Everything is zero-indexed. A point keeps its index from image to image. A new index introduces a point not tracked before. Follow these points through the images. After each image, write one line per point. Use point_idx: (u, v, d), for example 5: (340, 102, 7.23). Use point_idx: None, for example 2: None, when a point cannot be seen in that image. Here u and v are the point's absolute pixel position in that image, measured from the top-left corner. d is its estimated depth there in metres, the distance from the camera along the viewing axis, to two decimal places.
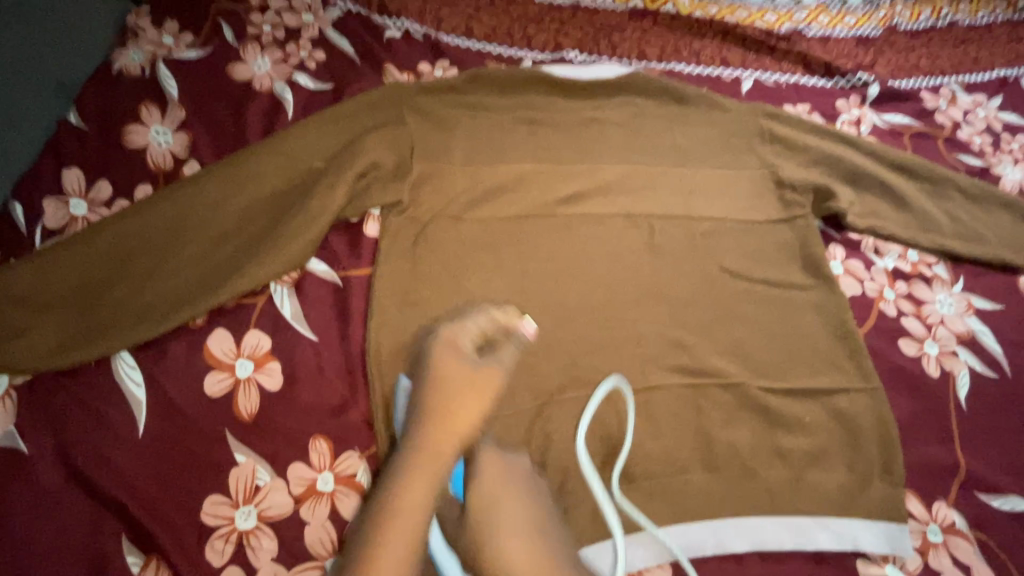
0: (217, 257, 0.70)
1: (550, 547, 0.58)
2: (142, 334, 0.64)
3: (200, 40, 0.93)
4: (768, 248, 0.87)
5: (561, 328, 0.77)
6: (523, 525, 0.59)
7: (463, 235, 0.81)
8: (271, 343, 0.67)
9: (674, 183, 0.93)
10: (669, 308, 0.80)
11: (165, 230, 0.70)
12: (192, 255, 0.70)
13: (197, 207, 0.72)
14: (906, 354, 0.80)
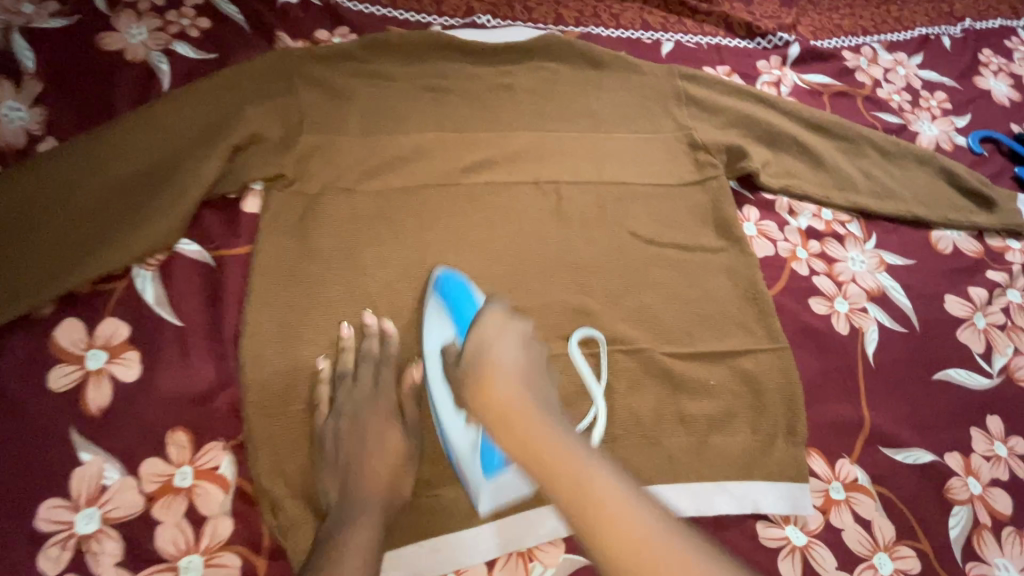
0: (67, 238, 0.64)
1: (599, 499, 0.44)
2: None
3: (66, 8, 0.84)
4: (680, 212, 0.85)
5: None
6: (572, 480, 0.46)
7: (355, 208, 0.76)
8: (129, 331, 0.62)
9: (586, 149, 0.89)
10: (576, 277, 0.77)
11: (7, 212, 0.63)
12: (39, 238, 0.63)
13: (48, 184, 0.66)
14: (816, 313, 0.78)
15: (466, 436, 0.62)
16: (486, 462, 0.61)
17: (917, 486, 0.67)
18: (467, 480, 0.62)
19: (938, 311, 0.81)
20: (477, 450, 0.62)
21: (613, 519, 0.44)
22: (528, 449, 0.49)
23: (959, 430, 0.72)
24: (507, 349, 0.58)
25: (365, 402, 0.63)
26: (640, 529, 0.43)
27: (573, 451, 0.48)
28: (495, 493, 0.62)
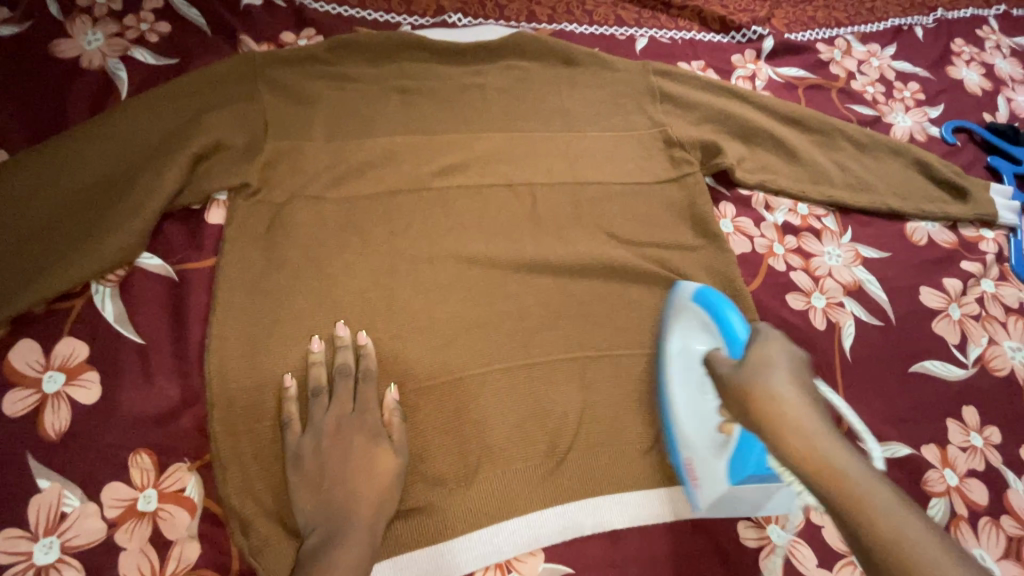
0: (20, 256, 0.61)
1: (827, 461, 0.49)
2: None
3: (17, 14, 0.81)
4: (656, 210, 0.84)
5: (432, 307, 0.70)
6: (796, 445, 0.51)
7: (324, 215, 0.74)
8: (89, 350, 0.60)
9: (560, 149, 0.88)
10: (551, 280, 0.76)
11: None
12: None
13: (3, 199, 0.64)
14: (793, 309, 0.78)
15: (711, 441, 0.67)
16: (732, 466, 0.66)
17: (894, 480, 0.67)
18: (699, 481, 0.65)
19: (913, 303, 0.82)
20: (726, 455, 0.66)
21: (836, 469, 0.48)
22: (765, 410, 0.54)
23: (935, 422, 0.72)
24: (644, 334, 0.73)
25: (331, 414, 0.61)
26: (868, 484, 0.47)
27: (795, 414, 0.53)
28: (733, 499, 0.66)
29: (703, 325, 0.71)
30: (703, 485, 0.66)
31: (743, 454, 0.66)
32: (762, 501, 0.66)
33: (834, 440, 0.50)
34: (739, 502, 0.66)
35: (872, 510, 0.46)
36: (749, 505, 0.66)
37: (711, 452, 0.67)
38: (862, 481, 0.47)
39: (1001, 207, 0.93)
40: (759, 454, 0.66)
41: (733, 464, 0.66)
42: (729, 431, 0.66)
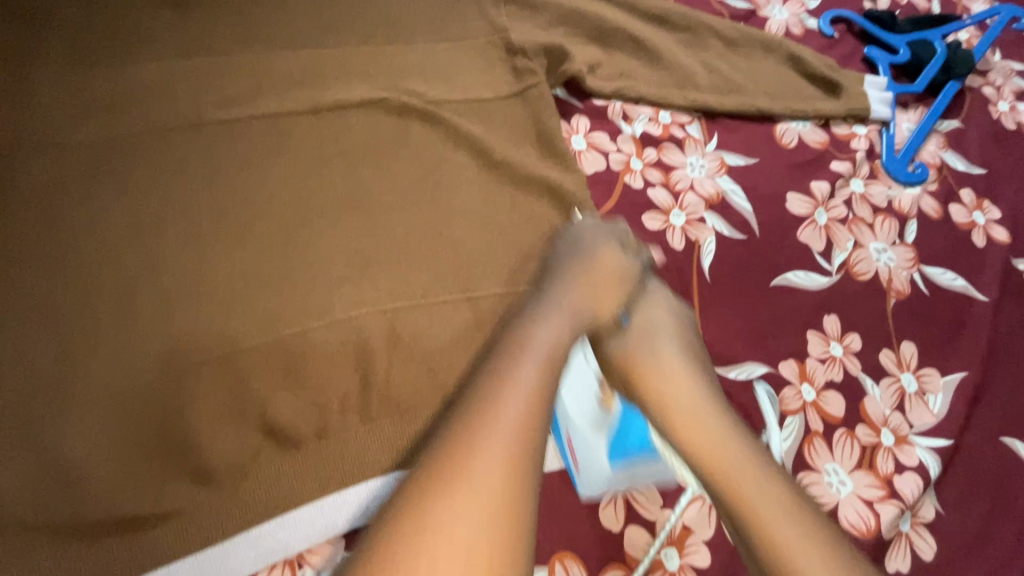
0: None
1: (683, 408, 0.53)
2: None
3: None
4: (496, 129, 0.72)
5: (209, 266, 0.57)
6: (663, 393, 0.54)
7: (60, 167, 0.59)
8: None
9: (383, 66, 0.74)
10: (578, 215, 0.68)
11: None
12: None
13: None
14: (649, 230, 0.70)
15: (592, 416, 0.57)
16: (610, 447, 0.55)
17: (747, 401, 0.63)
18: (582, 463, 0.56)
19: (778, 211, 0.75)
20: (607, 433, 0.56)
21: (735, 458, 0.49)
22: (684, 412, 0.52)
23: (792, 336, 0.68)
24: (661, 317, 0.61)
25: (66, 417, 0.48)
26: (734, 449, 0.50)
27: (683, 391, 0.54)
28: (619, 478, 0.56)
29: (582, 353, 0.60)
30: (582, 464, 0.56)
31: (625, 430, 0.56)
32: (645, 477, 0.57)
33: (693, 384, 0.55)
34: (620, 483, 0.56)
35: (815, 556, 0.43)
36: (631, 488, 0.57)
37: (591, 430, 0.56)
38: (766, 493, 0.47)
39: (874, 101, 0.87)
40: (637, 445, 0.55)
41: (616, 446, 0.55)
42: (611, 406, 0.57)
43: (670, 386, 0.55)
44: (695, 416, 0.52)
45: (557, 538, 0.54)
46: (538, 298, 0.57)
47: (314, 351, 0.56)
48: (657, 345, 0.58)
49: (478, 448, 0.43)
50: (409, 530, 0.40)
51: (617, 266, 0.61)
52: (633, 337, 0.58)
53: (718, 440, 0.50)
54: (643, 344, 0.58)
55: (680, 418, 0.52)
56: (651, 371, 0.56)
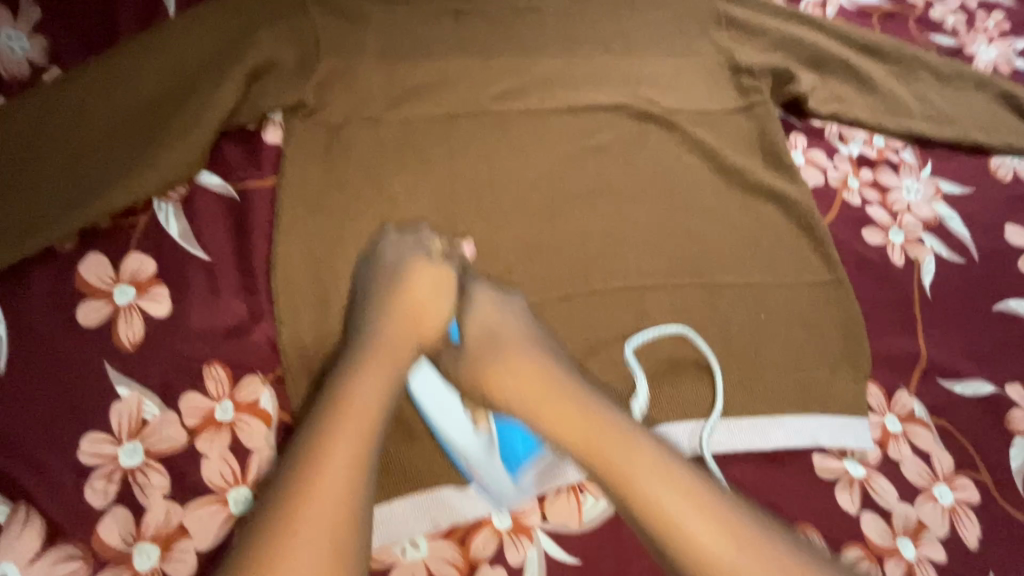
0: (92, 175, 0.61)
1: (590, 430, 0.50)
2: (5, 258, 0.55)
3: None
4: (724, 140, 0.79)
5: (497, 234, 0.68)
6: (561, 416, 0.52)
7: (380, 139, 0.71)
8: (156, 266, 0.58)
9: (621, 76, 0.83)
10: (390, 227, 0.65)
11: (19, 151, 0.61)
12: (46, 178, 0.60)
13: (62, 121, 0.63)
14: (870, 244, 0.74)
15: (475, 444, 0.57)
16: (505, 459, 0.57)
17: (973, 416, 0.65)
18: (486, 481, 0.56)
19: (997, 240, 0.77)
20: (495, 451, 0.57)
21: (644, 475, 0.47)
22: (574, 437, 0.51)
23: (1016, 361, 0.69)
24: (513, 333, 0.58)
25: None
26: (632, 453, 0.49)
27: (577, 415, 0.52)
28: (524, 487, 0.56)
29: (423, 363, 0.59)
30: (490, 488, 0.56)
31: (511, 442, 0.57)
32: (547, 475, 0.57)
33: (577, 395, 0.53)
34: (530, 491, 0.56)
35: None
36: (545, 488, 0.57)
37: (482, 453, 0.57)
38: (686, 497, 0.47)
39: None
40: (523, 442, 0.57)
41: (506, 457, 0.57)
42: (486, 425, 0.58)
43: (558, 411, 0.52)
44: (598, 434, 0.50)
45: (799, 512, 0.58)
46: (364, 332, 0.56)
47: (580, 315, 0.65)
48: (534, 374, 0.55)
49: (321, 487, 0.44)
50: (281, 534, 0.42)
51: (436, 273, 0.61)
52: (473, 354, 0.58)
53: (632, 457, 0.48)
54: (497, 371, 0.56)
55: (573, 437, 0.51)
56: (541, 392, 0.54)
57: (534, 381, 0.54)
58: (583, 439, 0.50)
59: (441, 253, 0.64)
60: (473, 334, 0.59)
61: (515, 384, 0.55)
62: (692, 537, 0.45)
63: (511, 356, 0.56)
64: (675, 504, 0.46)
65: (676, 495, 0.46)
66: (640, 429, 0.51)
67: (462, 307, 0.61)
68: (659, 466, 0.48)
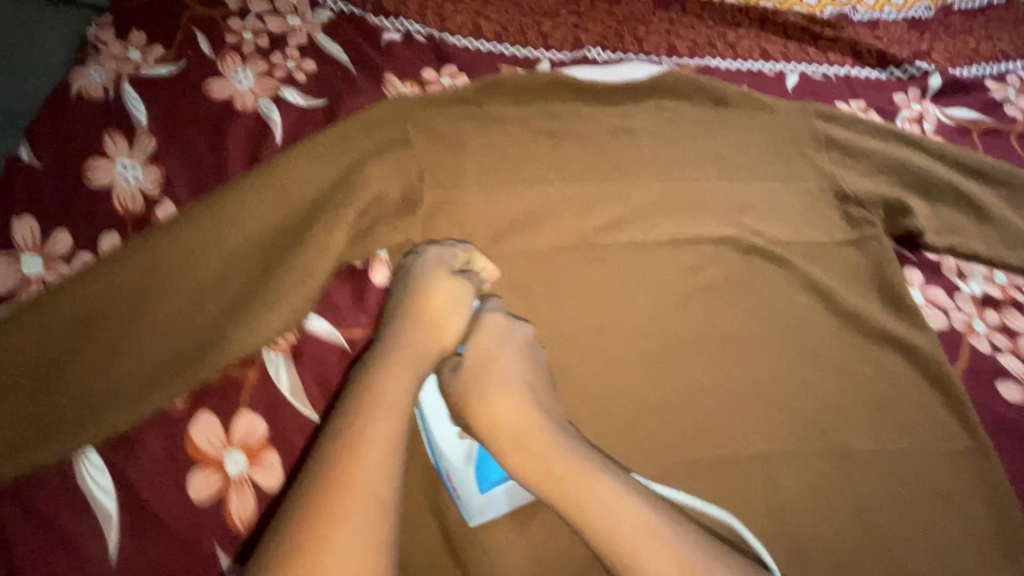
0: (211, 323, 0.60)
1: (564, 475, 0.55)
2: (126, 418, 0.54)
3: (172, 53, 0.82)
4: (838, 274, 0.76)
5: (604, 381, 0.65)
6: (540, 470, 0.56)
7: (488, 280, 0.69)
8: (267, 429, 0.57)
9: (723, 202, 0.81)
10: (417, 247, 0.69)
11: (138, 296, 0.60)
12: (167, 329, 0.59)
13: (173, 262, 0.62)
14: (1008, 401, 0.69)
15: (458, 451, 0.64)
16: (478, 472, 0.63)
17: None
18: (458, 490, 0.63)
19: None
20: (472, 464, 0.63)
21: (634, 532, 0.51)
22: (551, 484, 0.55)
23: None
24: (512, 369, 0.61)
25: None
26: (606, 488, 0.54)
27: (560, 470, 0.55)
28: (494, 500, 0.63)
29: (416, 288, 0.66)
30: (462, 498, 0.63)
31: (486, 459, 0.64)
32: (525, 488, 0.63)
33: (557, 431, 0.58)
34: (502, 504, 0.63)
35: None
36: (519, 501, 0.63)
37: (461, 462, 0.63)
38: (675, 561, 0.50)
39: None
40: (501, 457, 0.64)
41: (480, 471, 0.63)
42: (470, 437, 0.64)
43: (538, 454, 0.56)
44: (584, 482, 0.54)
45: None
46: (380, 347, 0.60)
47: (704, 484, 0.60)
48: (517, 411, 0.59)
49: (353, 482, 0.49)
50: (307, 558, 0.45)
51: (455, 285, 0.64)
52: (468, 368, 0.62)
53: (603, 501, 0.53)
54: (488, 395, 0.60)
55: (554, 488, 0.55)
56: (515, 432, 0.58)
57: (521, 406, 0.59)
58: (557, 483, 0.55)
59: (462, 267, 0.67)
60: (473, 355, 0.63)
61: (499, 400, 0.59)
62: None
63: (487, 391, 0.60)
64: (659, 560, 0.50)
65: (664, 531, 0.52)
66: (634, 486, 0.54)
67: (472, 332, 0.65)
68: (642, 511, 0.52)
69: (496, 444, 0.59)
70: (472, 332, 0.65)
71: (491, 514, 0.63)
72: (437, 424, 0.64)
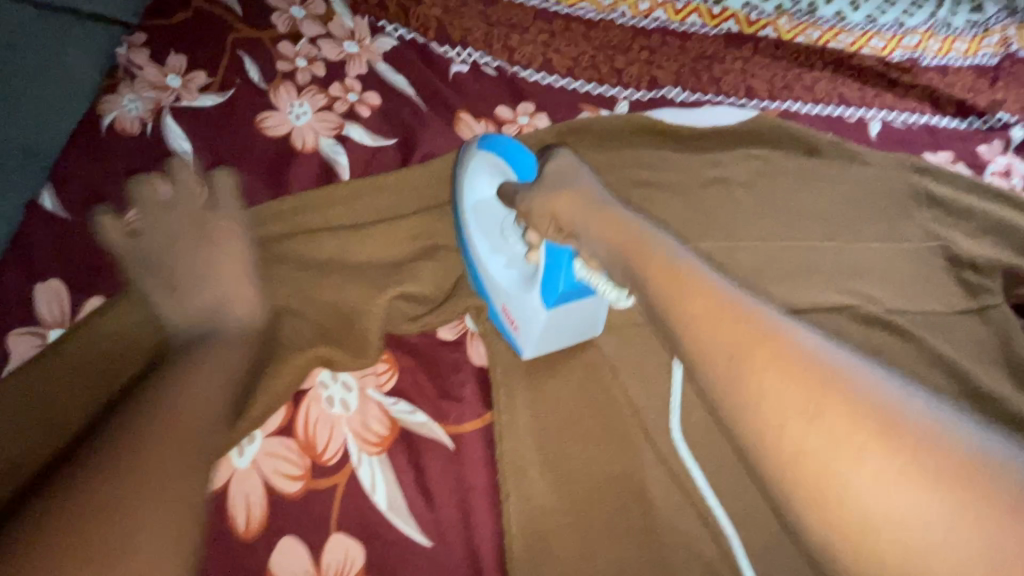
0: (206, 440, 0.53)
1: (659, 253, 0.43)
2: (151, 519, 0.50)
3: (217, 81, 0.72)
4: (963, 347, 0.72)
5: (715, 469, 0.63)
6: (624, 238, 0.46)
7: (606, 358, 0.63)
8: (364, 556, 0.47)
9: (832, 264, 0.75)
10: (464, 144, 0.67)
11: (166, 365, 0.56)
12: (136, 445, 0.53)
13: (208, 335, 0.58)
14: None
15: (519, 276, 0.60)
16: (541, 293, 0.57)
17: None
18: (517, 326, 0.59)
19: None
20: (535, 286, 0.58)
21: (761, 350, 0.36)
22: (633, 251, 0.44)
23: None
24: (591, 180, 0.53)
25: None
26: (713, 286, 0.39)
27: (656, 247, 0.43)
28: (554, 322, 0.58)
29: (492, 174, 0.63)
30: (519, 328, 0.59)
31: (550, 277, 0.57)
32: (579, 318, 0.60)
33: (648, 223, 0.46)
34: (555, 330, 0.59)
35: (897, 530, 0.30)
36: (569, 332, 0.61)
37: (520, 286, 0.59)
38: (807, 388, 0.34)
39: None
40: (567, 277, 0.57)
41: (543, 289, 0.57)
42: (536, 258, 0.59)
43: (609, 228, 0.48)
44: (693, 279, 0.40)
45: None
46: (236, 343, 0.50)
47: None
48: (591, 200, 0.50)
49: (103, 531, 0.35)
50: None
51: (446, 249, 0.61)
52: (542, 186, 0.55)
53: (710, 291, 0.39)
54: (569, 189, 0.52)
55: (639, 259, 0.43)
56: (605, 220, 0.48)
57: (593, 196, 0.50)
58: (648, 259, 0.43)
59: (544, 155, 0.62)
60: (547, 174, 0.56)
61: (567, 196, 0.52)
62: (798, 417, 0.34)
63: (560, 195, 0.52)
64: (783, 374, 0.34)
65: (792, 363, 0.35)
66: (761, 302, 0.39)
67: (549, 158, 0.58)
68: (783, 326, 0.37)
69: (568, 232, 0.52)
70: (546, 162, 0.58)
71: (545, 343, 0.60)
72: (490, 252, 0.62)
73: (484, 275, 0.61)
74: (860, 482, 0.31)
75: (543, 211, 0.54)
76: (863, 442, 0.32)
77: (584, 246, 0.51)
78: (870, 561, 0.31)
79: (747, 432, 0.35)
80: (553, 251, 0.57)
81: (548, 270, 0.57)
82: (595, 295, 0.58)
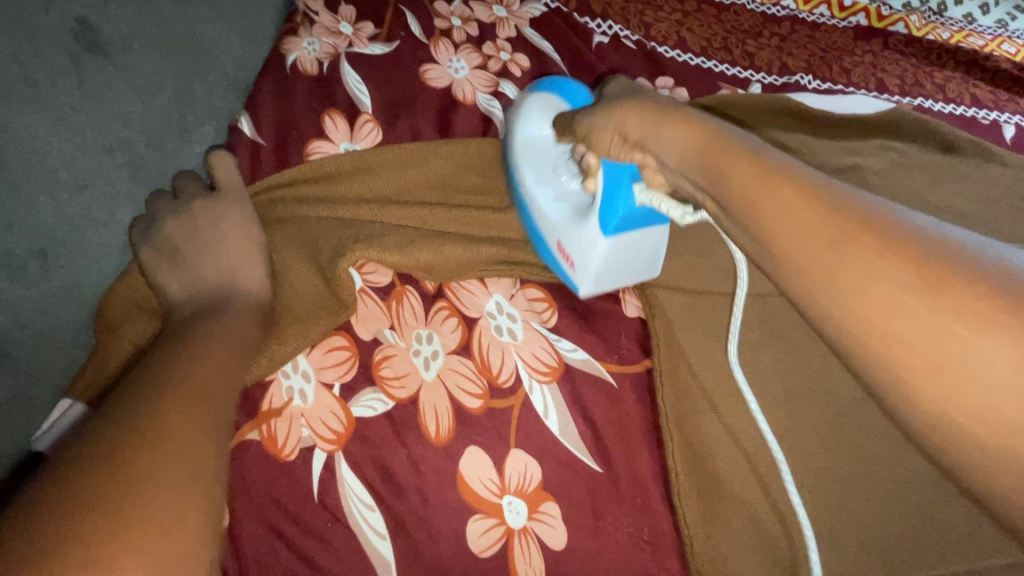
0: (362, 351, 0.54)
1: (758, 160, 0.37)
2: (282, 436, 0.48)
3: (383, 31, 0.74)
4: None
5: (883, 445, 0.61)
6: (707, 153, 0.40)
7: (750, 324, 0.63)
8: (541, 474, 0.51)
9: None
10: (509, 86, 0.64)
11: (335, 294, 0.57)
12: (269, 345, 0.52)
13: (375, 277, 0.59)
14: None
15: (575, 213, 0.57)
16: (600, 218, 0.54)
17: None
18: (573, 264, 0.56)
19: None
20: (594, 214, 0.55)
21: (875, 248, 0.32)
22: (724, 162, 0.38)
23: None
24: (658, 103, 0.46)
25: None
26: (809, 181, 0.35)
27: (761, 160, 0.37)
28: (615, 253, 0.55)
29: (543, 111, 0.61)
30: (573, 265, 0.57)
31: (608, 203, 0.54)
32: (637, 255, 0.57)
33: (742, 138, 0.40)
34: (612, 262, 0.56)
35: None
36: (623, 273, 0.57)
37: (575, 221, 0.56)
38: (944, 284, 0.30)
39: None
40: (628, 207, 0.54)
41: (602, 216, 0.54)
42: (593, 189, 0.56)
43: (691, 143, 0.41)
44: (798, 179, 0.36)
45: None
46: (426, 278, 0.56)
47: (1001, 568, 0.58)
48: (664, 124, 0.43)
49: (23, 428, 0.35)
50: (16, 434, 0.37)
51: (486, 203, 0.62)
52: (603, 114, 0.49)
53: (821, 191, 0.35)
54: (637, 104, 0.46)
55: (736, 171, 0.38)
56: (686, 140, 0.42)
57: (667, 114, 0.44)
58: (746, 170, 0.37)
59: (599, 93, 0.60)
60: (601, 104, 0.51)
61: (633, 118, 0.46)
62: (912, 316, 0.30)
63: (629, 119, 0.46)
64: (875, 266, 0.31)
65: (912, 250, 0.31)
66: (888, 205, 0.34)
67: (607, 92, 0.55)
68: (901, 218, 0.32)
69: (640, 153, 0.46)
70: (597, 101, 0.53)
71: (603, 280, 0.57)
72: (542, 190, 0.59)
73: (534, 209, 0.59)
74: (980, 346, 0.28)
75: (607, 127, 0.48)
76: (975, 319, 0.28)
77: (659, 161, 0.45)
78: (1002, 414, 0.27)
79: (838, 324, 0.33)
80: (613, 179, 0.54)
81: (606, 199, 0.54)
82: (655, 223, 0.55)
